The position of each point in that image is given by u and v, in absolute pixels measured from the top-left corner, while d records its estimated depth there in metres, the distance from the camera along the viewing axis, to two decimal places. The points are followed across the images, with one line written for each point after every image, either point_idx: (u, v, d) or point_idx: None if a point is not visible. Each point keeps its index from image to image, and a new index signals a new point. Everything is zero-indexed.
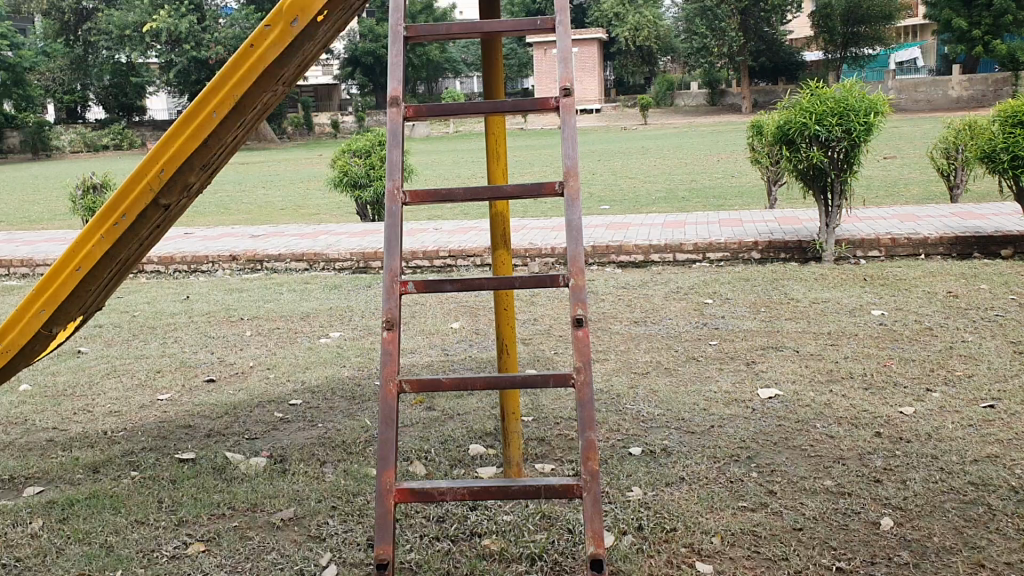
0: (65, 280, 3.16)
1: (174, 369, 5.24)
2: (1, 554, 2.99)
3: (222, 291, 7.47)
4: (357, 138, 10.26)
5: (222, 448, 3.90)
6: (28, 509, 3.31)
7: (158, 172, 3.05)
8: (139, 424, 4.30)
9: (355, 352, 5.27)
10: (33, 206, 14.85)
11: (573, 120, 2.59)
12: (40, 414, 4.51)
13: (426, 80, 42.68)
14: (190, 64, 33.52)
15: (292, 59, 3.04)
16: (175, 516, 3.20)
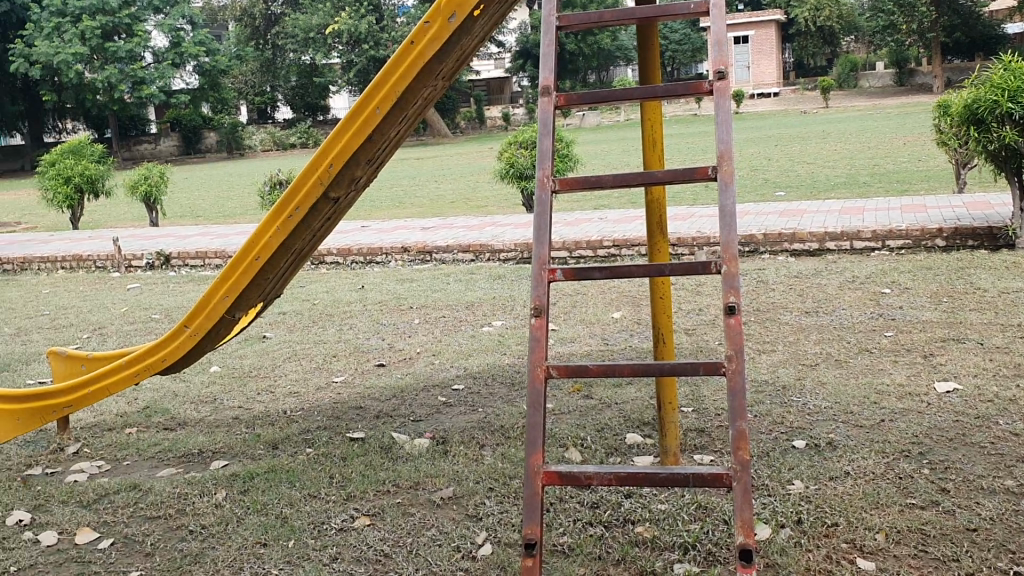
0: (246, 269, 3.39)
1: (348, 354, 5.51)
2: (190, 521, 3.25)
3: (394, 281, 7.77)
4: (525, 129, 10.40)
5: (389, 429, 4.07)
6: (213, 480, 3.58)
7: (328, 166, 3.22)
8: (315, 404, 4.56)
9: (517, 340, 5.37)
10: (227, 202, 15.94)
11: (727, 105, 2.54)
12: (228, 393, 4.86)
13: (597, 70, 42.62)
14: (369, 63, 34.94)
15: (451, 54, 3.14)
16: (344, 491, 3.38)
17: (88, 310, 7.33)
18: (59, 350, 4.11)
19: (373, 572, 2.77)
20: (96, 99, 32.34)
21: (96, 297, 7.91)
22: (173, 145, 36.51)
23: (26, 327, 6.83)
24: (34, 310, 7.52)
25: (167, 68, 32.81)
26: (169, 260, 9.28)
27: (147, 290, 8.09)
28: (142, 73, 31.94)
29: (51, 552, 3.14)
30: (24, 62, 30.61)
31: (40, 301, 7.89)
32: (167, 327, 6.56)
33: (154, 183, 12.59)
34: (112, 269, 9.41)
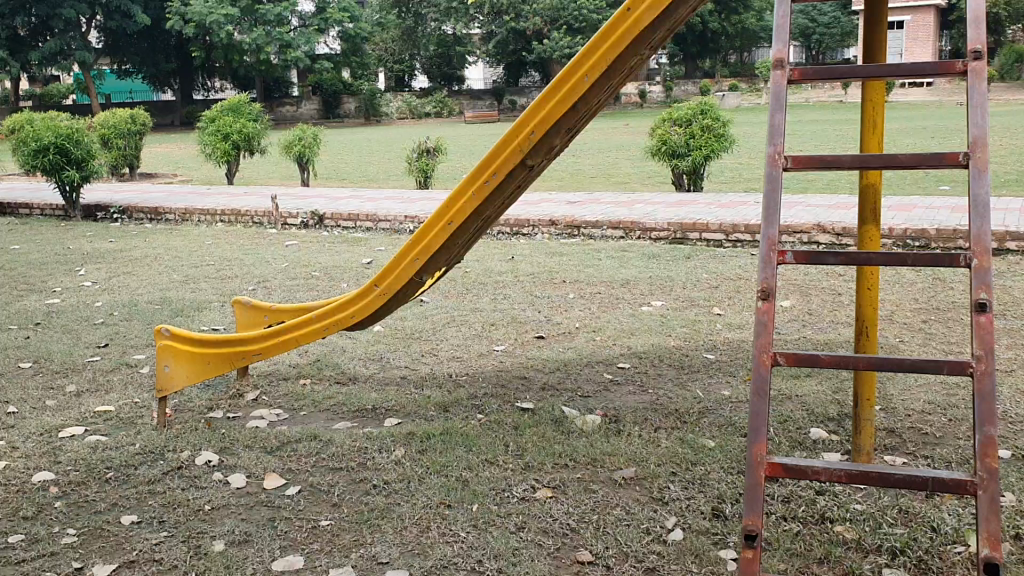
0: (439, 233, 3.40)
1: (506, 324, 5.49)
2: (372, 475, 3.30)
3: (544, 254, 7.73)
4: (680, 106, 10.15)
5: (559, 402, 4.03)
6: (391, 438, 3.63)
7: (531, 133, 3.18)
8: (479, 370, 4.57)
9: (681, 322, 5.25)
10: (370, 167, 16.25)
11: (983, 86, 2.35)
12: (393, 353, 4.94)
13: (740, 50, 41.57)
14: (509, 34, 35.96)
15: (666, 25, 3.03)
16: (522, 460, 3.36)
17: (251, 264, 7.55)
18: (244, 300, 4.24)
19: (562, 546, 2.74)
20: (244, 60, 33.42)
21: (256, 251, 8.15)
22: (314, 108, 37.34)
23: (195, 276, 7.10)
24: (201, 260, 7.81)
25: (313, 33, 33.59)
26: (322, 220, 9.50)
27: (303, 248, 8.29)
28: (289, 37, 32.83)
29: (241, 495, 3.20)
30: (180, 21, 31.94)
31: (203, 252, 8.20)
32: (327, 285, 6.70)
33: (307, 145, 12.93)
34: (268, 226, 9.72)
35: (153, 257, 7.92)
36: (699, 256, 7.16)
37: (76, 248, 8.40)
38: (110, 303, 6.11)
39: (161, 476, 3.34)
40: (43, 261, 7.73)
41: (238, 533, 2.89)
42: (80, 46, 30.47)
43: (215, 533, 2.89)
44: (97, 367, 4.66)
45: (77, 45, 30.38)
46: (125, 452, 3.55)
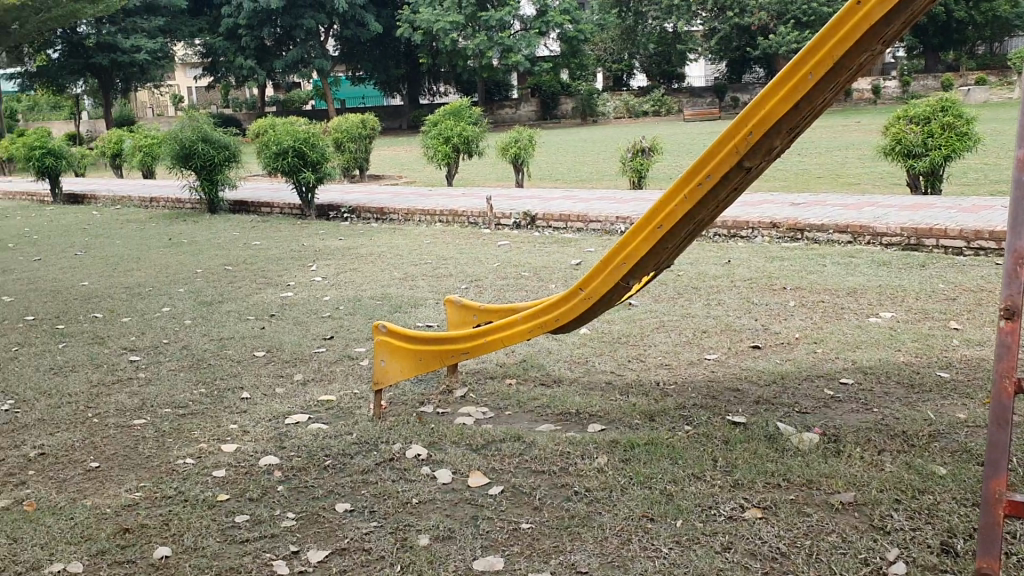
0: (648, 237, 3.32)
1: (719, 332, 5.32)
2: (575, 481, 3.27)
3: (762, 258, 7.45)
4: (918, 102, 9.49)
5: (773, 417, 3.83)
6: (595, 444, 3.58)
7: (747, 134, 3.05)
8: (689, 380, 4.44)
9: (912, 336, 4.88)
10: (585, 167, 16.34)
11: None
12: (601, 357, 4.90)
13: (988, 40, 38.40)
14: (732, 30, 35.08)
15: (902, 17, 2.81)
16: (731, 477, 3.22)
17: (466, 263, 7.76)
18: (455, 299, 4.33)
19: (770, 571, 2.59)
20: (467, 65, 34.49)
21: (471, 251, 8.38)
22: (533, 110, 38.09)
23: (413, 273, 7.37)
24: (420, 257, 8.11)
25: (534, 36, 34.09)
26: (535, 221, 9.61)
27: (516, 248, 8.43)
28: (510, 41, 33.53)
29: (448, 491, 3.25)
30: (409, 28, 33.43)
31: (423, 250, 8.50)
32: (538, 285, 6.76)
33: (524, 146, 13.15)
34: (484, 226, 9.95)
35: (377, 255, 8.30)
36: (935, 265, 6.64)
37: (309, 245, 8.95)
38: (336, 298, 6.43)
39: (374, 466, 3.45)
40: (279, 257, 8.28)
41: (443, 529, 2.93)
42: (319, 54, 32.50)
43: (420, 527, 2.94)
44: (322, 358, 4.91)
45: (316, 53, 32.43)
46: (343, 441, 3.69)
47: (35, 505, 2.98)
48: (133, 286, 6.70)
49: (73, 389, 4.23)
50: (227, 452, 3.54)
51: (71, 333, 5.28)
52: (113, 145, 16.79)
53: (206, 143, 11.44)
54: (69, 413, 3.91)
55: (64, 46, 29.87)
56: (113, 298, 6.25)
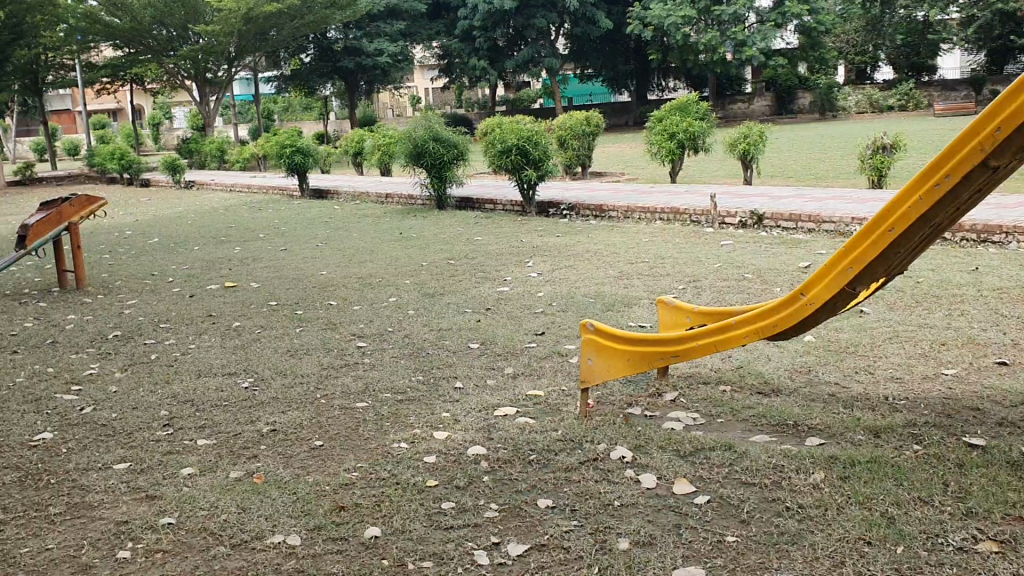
0: (878, 239, 3.09)
1: (960, 344, 4.90)
2: (787, 496, 3.11)
3: (1017, 266, 6.78)
4: None
5: (1018, 442, 3.47)
6: (811, 459, 3.39)
7: (994, 130, 2.77)
8: (923, 396, 4.11)
9: None
10: (820, 165, 15.59)
11: None
12: (823, 366, 4.64)
13: None
14: (994, 17, 32.19)
15: None
16: (963, 505, 2.94)
17: (685, 263, 7.61)
18: (669, 300, 4.29)
19: None
20: (698, 60, 33.79)
21: (692, 250, 8.21)
22: (766, 105, 36.81)
23: (630, 272, 7.32)
24: (638, 256, 8.06)
25: (770, 29, 32.62)
26: (761, 220, 9.27)
27: (738, 249, 8.16)
28: (743, 35, 32.40)
29: (651, 496, 3.19)
30: (640, 24, 33.19)
31: (642, 249, 8.42)
32: (759, 288, 6.51)
33: (753, 142, 12.71)
34: (706, 225, 9.73)
35: (595, 253, 8.32)
36: None
37: (530, 242, 9.12)
38: (552, 294, 6.50)
39: (578, 465, 3.43)
40: (500, 252, 8.49)
41: (644, 534, 2.87)
42: (549, 53, 32.96)
43: (621, 531, 2.89)
44: (534, 352, 4.97)
45: (546, 53, 32.89)
46: (548, 437, 3.70)
47: (263, 478, 3.20)
48: (364, 276, 7.08)
49: (304, 370, 4.53)
50: (439, 439, 3.65)
51: (306, 318, 5.65)
52: (354, 143, 17.86)
53: (436, 141, 11.90)
54: (299, 392, 4.19)
55: (316, 50, 32.11)
56: (346, 287, 6.64)
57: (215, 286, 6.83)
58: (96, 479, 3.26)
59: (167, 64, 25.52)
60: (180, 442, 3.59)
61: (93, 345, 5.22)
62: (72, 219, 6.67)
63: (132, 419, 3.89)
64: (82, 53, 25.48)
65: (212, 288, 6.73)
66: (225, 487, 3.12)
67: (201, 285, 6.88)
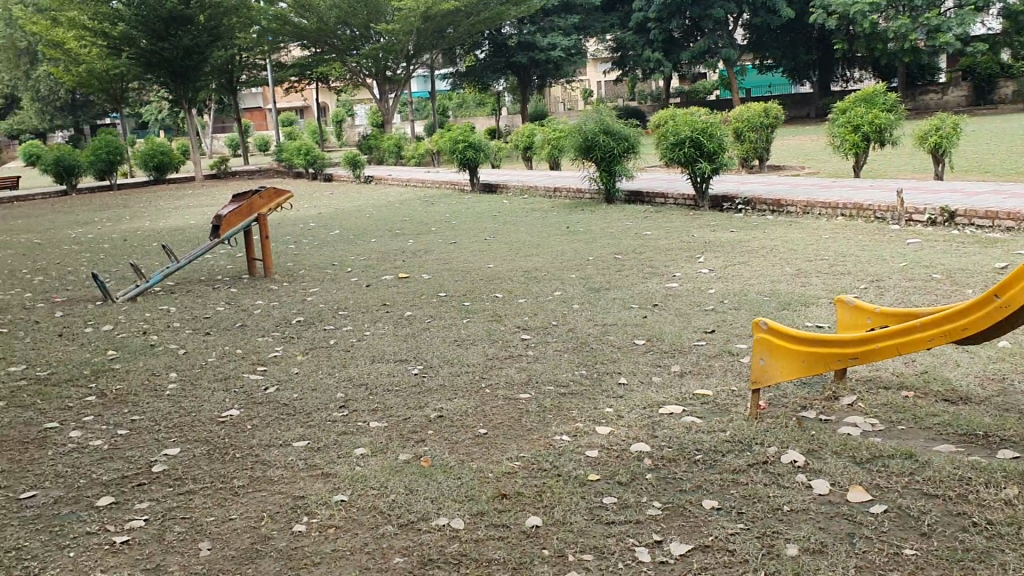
0: None
1: None
2: (975, 511, 2.88)
3: None
4: None
5: None
6: (1004, 473, 3.13)
7: None
8: None
9: None
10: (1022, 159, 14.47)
11: None
12: (1021, 375, 4.29)
13: None
14: None
15: None
16: None
17: (867, 261, 7.23)
18: (848, 300, 4.09)
19: None
20: (887, 48, 32.02)
21: (875, 248, 7.80)
22: (962, 95, 34.50)
23: (807, 270, 7.04)
24: (816, 253, 7.73)
25: (969, 14, 30.04)
26: (954, 217, 8.68)
27: (927, 248, 7.69)
28: (938, 21, 30.01)
29: (824, 502, 3.00)
30: (824, 13, 31.81)
31: (820, 246, 8.05)
32: (950, 289, 6.10)
33: (946, 134, 11.94)
34: (893, 222, 9.20)
35: (769, 249, 8.04)
36: None
37: (701, 237, 8.93)
38: (722, 291, 6.32)
39: (747, 467, 3.26)
40: (669, 247, 8.35)
41: (814, 542, 2.71)
42: (726, 44, 32.05)
43: (790, 536, 2.74)
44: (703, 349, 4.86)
45: (724, 43, 32.00)
46: (716, 438, 3.51)
47: (430, 462, 3.28)
48: (531, 270, 7.13)
49: (471, 360, 4.58)
50: (601, 434, 3.55)
51: (474, 309, 5.74)
52: (526, 138, 18.02)
53: (608, 135, 11.81)
54: (466, 380, 4.24)
55: (491, 47, 32.62)
56: (514, 280, 6.72)
57: (389, 276, 7.07)
58: (277, 455, 3.45)
59: (351, 63, 26.62)
60: (353, 424, 3.73)
61: (277, 329, 5.52)
62: (261, 211, 7.06)
63: (311, 400, 4.08)
64: (274, 54, 26.99)
65: (386, 279, 6.96)
66: (393, 469, 3.21)
67: (376, 275, 7.14)
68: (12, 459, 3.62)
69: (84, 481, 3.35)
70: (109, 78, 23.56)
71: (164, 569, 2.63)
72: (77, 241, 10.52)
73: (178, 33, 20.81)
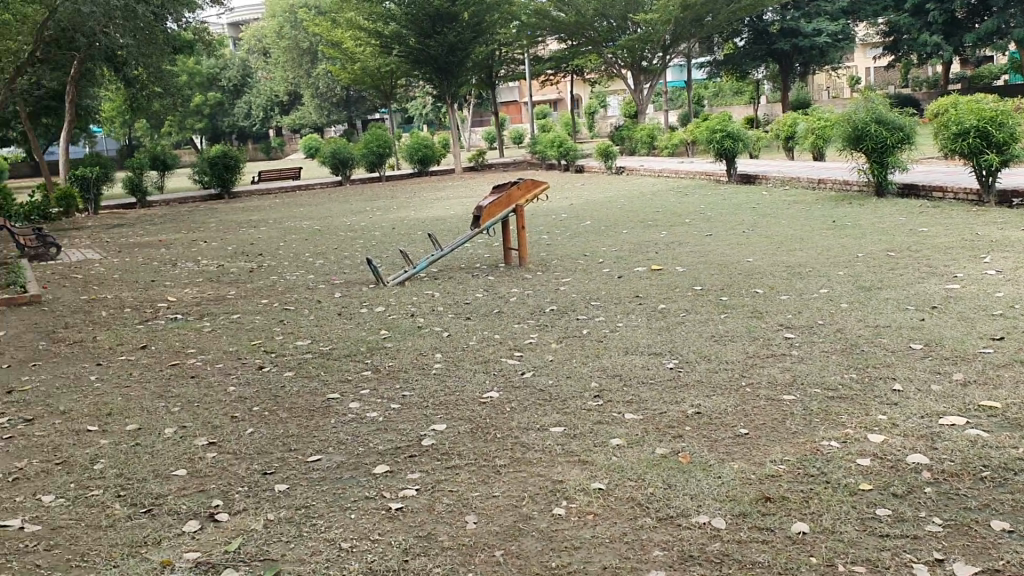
0: None
1: None
2: None
3: None
4: None
5: None
6: None
7: None
8: None
9: None
10: None
11: None
12: None
13: None
14: None
15: None
16: None
17: None
18: None
19: None
20: None
21: None
22: None
23: None
24: None
25: None
26: None
27: None
28: None
29: None
30: None
31: None
32: None
33: None
34: None
35: None
36: None
37: (984, 234, 8.17)
38: (1015, 295, 5.71)
39: None
40: (949, 245, 7.68)
41: None
42: (1019, 24, 28.51)
43: None
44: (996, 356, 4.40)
45: (1016, 22, 28.55)
46: (1007, 454, 3.13)
47: (689, 457, 3.21)
48: (792, 266, 6.83)
49: (730, 357, 4.44)
50: (873, 443, 3.28)
51: (732, 305, 5.58)
52: (787, 128, 17.29)
53: (879, 125, 11.11)
54: (724, 377, 4.11)
55: (750, 34, 31.45)
56: (774, 275, 6.47)
57: (642, 268, 7.04)
58: (535, 439, 3.54)
59: (606, 54, 26.72)
60: (609, 414, 3.75)
61: (533, 317, 5.66)
62: (519, 202, 7.25)
63: (567, 388, 4.15)
64: (532, 48, 27.68)
65: (640, 271, 6.94)
66: (652, 462, 3.19)
67: (630, 267, 7.14)
68: (301, 425, 3.97)
69: (362, 449, 3.61)
70: (381, 75, 25.15)
71: (435, 538, 2.78)
72: (352, 228, 11.35)
73: (444, 31, 21.81)
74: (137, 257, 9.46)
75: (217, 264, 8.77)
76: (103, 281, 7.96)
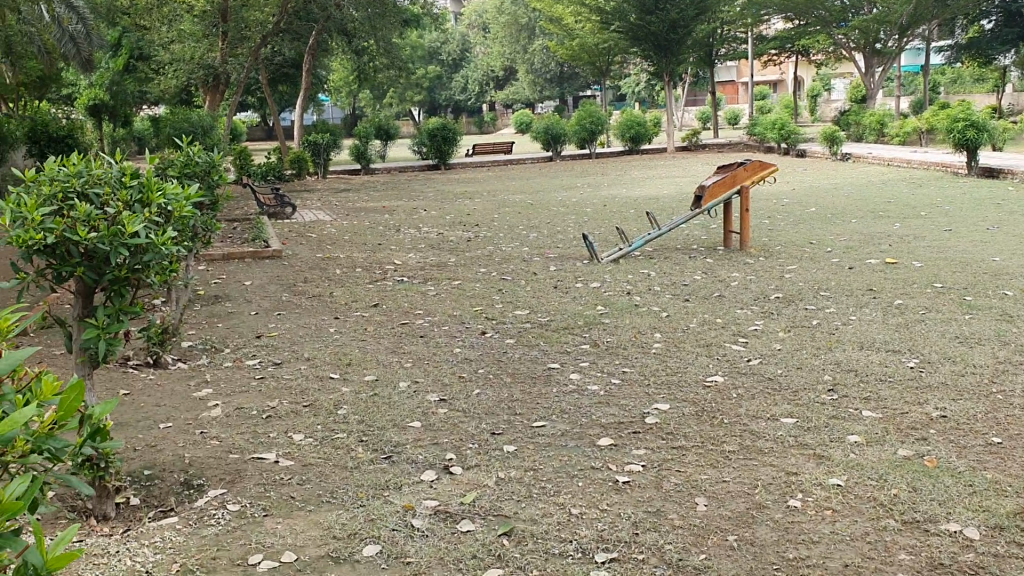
0: None
1: None
2: None
3: None
4: None
5: None
6: None
7: None
8: None
9: None
10: None
11: None
12: None
13: None
14: None
15: None
16: None
17: None
18: None
19: None
20: None
21: None
22: None
23: None
24: None
25: None
26: None
27: None
28: None
29: None
30: None
31: None
32: None
33: None
34: None
35: None
36: None
37: None
38: None
39: None
40: None
41: None
42: None
43: None
44: None
45: None
46: None
47: (935, 462, 3.05)
48: None
49: (978, 361, 4.16)
50: None
51: (978, 306, 5.23)
52: None
53: None
54: (973, 382, 3.86)
55: (1000, 16, 29.04)
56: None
57: (875, 260, 6.72)
58: (766, 427, 3.47)
59: (837, 35, 25.44)
60: (844, 410, 3.61)
61: (757, 303, 5.53)
62: (745, 183, 7.05)
63: (798, 378, 4.03)
64: (756, 27, 26.82)
65: (872, 263, 6.62)
66: (896, 464, 3.05)
67: (861, 258, 6.82)
68: (525, 390, 4.08)
69: (586, 420, 3.67)
70: (598, 51, 25.15)
71: (665, 515, 2.79)
72: (565, 203, 11.47)
73: (666, 7, 21.51)
74: (365, 221, 9.99)
75: (439, 232, 9.11)
76: (336, 241, 8.45)
